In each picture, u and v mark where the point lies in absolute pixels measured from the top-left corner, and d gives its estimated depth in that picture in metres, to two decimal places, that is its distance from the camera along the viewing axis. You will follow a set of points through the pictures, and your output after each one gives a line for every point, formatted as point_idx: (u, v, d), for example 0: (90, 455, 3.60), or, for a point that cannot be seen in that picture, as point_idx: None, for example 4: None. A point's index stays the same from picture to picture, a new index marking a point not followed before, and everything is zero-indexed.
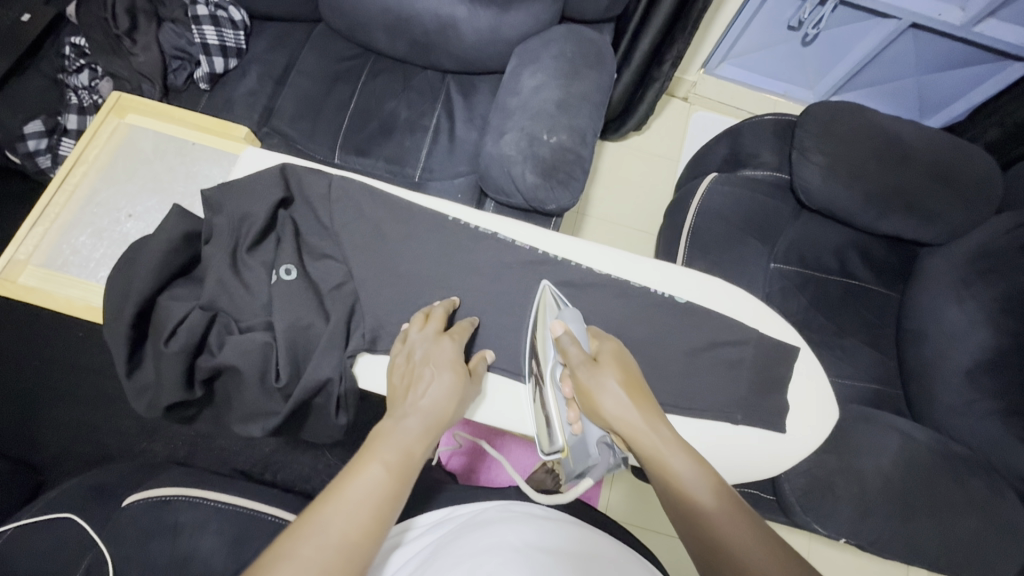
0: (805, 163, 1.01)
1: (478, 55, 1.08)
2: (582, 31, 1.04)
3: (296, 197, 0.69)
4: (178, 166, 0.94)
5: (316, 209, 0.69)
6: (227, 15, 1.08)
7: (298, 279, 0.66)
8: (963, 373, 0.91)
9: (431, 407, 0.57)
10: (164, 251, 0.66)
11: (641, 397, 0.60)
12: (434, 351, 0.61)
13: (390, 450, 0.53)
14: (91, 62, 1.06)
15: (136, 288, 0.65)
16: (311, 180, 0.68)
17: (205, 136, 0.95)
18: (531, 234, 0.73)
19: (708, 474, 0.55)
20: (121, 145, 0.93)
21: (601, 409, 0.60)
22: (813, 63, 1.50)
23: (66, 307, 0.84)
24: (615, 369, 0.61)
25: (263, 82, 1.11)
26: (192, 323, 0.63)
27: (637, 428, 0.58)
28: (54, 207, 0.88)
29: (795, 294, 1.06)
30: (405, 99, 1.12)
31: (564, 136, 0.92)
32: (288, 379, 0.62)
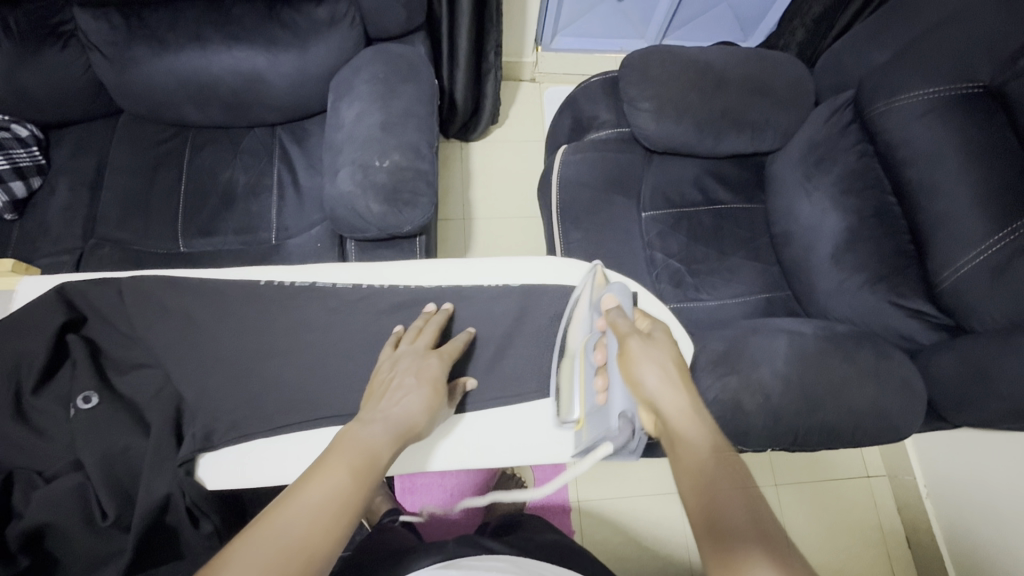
0: (637, 112, 1.04)
1: (296, 99, 1.05)
2: (390, 48, 1.03)
3: (88, 315, 0.67)
4: None
5: (115, 322, 0.66)
6: (11, 135, 0.99)
7: (103, 401, 0.62)
8: (830, 259, 0.96)
9: (404, 418, 0.57)
10: None
11: (682, 373, 0.58)
12: (421, 367, 0.62)
13: (354, 452, 0.52)
14: None
15: None
16: (95, 292, 0.66)
17: None
18: (353, 272, 0.71)
19: (726, 453, 0.51)
20: None
21: (631, 369, 0.58)
22: (634, 15, 1.57)
23: None
24: (666, 350, 0.60)
25: (77, 193, 1.03)
26: None
27: (668, 390, 0.56)
28: None
29: (672, 235, 1.10)
30: (239, 164, 1.07)
31: (396, 157, 0.90)
32: (117, 511, 0.59)
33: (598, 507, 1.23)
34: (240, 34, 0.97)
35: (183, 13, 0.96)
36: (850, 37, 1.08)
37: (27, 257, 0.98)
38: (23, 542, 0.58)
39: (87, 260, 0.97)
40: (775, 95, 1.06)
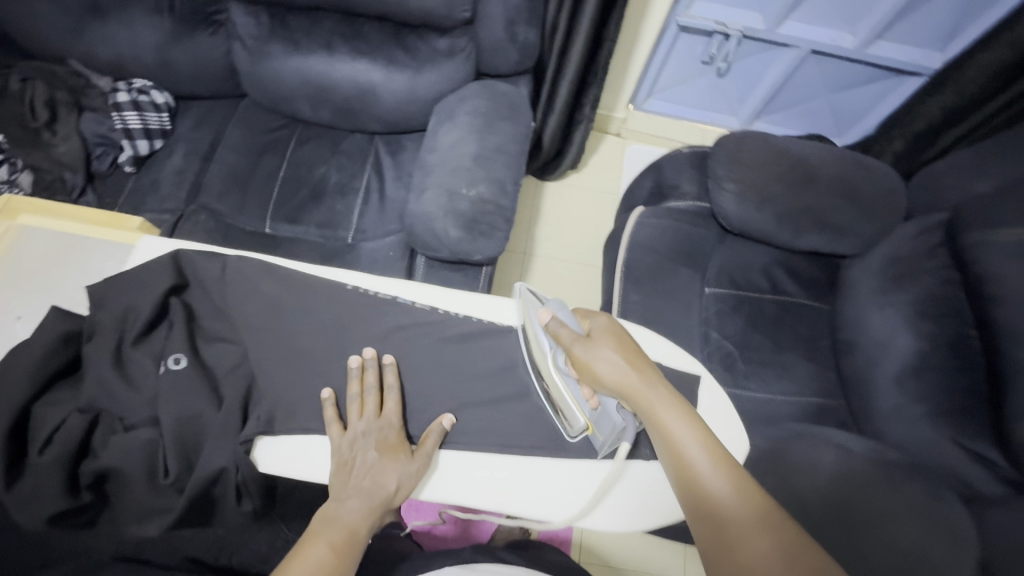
0: (721, 191, 1.05)
1: (400, 116, 1.12)
2: (497, 85, 1.09)
3: (190, 283, 0.71)
4: (66, 263, 0.76)
5: (212, 294, 0.70)
6: (149, 99, 1.10)
7: (188, 366, 0.66)
8: (893, 380, 0.93)
9: (372, 489, 0.63)
10: (42, 354, 0.65)
11: (634, 359, 0.66)
12: (378, 438, 0.66)
13: (334, 530, 0.61)
14: (8, 156, 1.00)
15: (22, 398, 0.63)
16: (205, 264, 0.70)
17: (96, 230, 0.78)
18: (432, 294, 0.76)
19: (701, 434, 0.61)
20: (7, 252, 0.75)
21: (591, 366, 0.66)
22: (731, 92, 1.60)
23: None
24: (611, 343, 0.67)
25: (190, 160, 1.12)
26: (69, 429, 0.62)
27: (637, 386, 0.63)
28: None
29: (730, 316, 1.09)
30: (335, 163, 1.15)
31: (482, 188, 0.94)
32: (177, 473, 0.63)
33: (601, 548, 1.19)
34: (366, 49, 1.05)
35: (321, 22, 1.05)
36: (952, 160, 1.06)
37: (135, 208, 1.07)
38: (92, 480, 0.63)
39: (185, 223, 1.06)
40: (860, 204, 1.04)
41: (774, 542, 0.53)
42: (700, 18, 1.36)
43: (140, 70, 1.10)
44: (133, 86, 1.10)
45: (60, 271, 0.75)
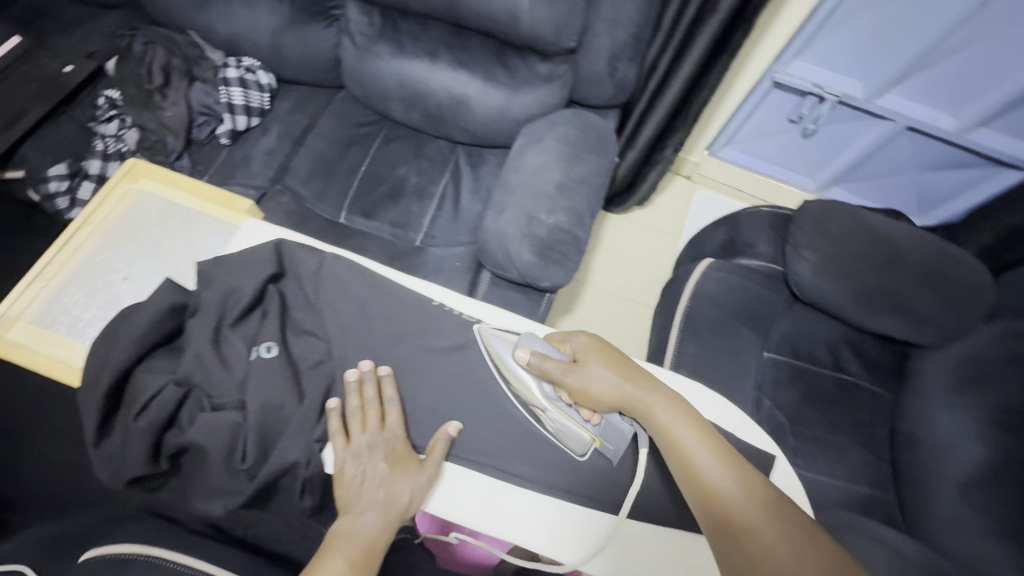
0: (798, 258, 1.02)
1: (487, 131, 1.13)
2: (587, 116, 1.09)
3: (287, 273, 0.73)
4: (177, 232, 0.86)
5: (306, 286, 0.73)
6: (255, 79, 1.15)
7: (279, 356, 0.68)
8: (956, 487, 0.88)
9: (386, 501, 0.64)
10: (151, 321, 0.68)
11: (625, 369, 0.69)
12: (384, 449, 0.66)
13: (351, 545, 0.62)
14: (121, 114, 1.09)
15: (125, 360, 0.66)
16: (303, 258, 0.72)
17: (208, 206, 0.88)
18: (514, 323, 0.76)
19: (713, 445, 0.63)
20: (128, 212, 0.87)
21: (588, 388, 0.67)
22: (812, 154, 1.56)
23: (45, 368, 0.76)
24: (600, 358, 0.69)
25: (282, 141, 1.16)
26: (164, 399, 0.64)
27: (632, 394, 0.67)
28: (53, 266, 0.82)
29: (787, 386, 1.06)
30: (416, 166, 1.17)
31: (561, 217, 0.95)
32: (254, 460, 0.63)
33: None
34: (468, 62, 1.07)
35: (430, 31, 1.08)
36: None
37: (224, 179, 1.12)
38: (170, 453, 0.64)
39: (269, 201, 1.10)
40: (949, 294, 0.99)
41: (796, 544, 0.55)
42: (798, 78, 1.33)
43: (252, 51, 1.15)
44: (242, 64, 1.15)
45: (169, 235, 0.86)
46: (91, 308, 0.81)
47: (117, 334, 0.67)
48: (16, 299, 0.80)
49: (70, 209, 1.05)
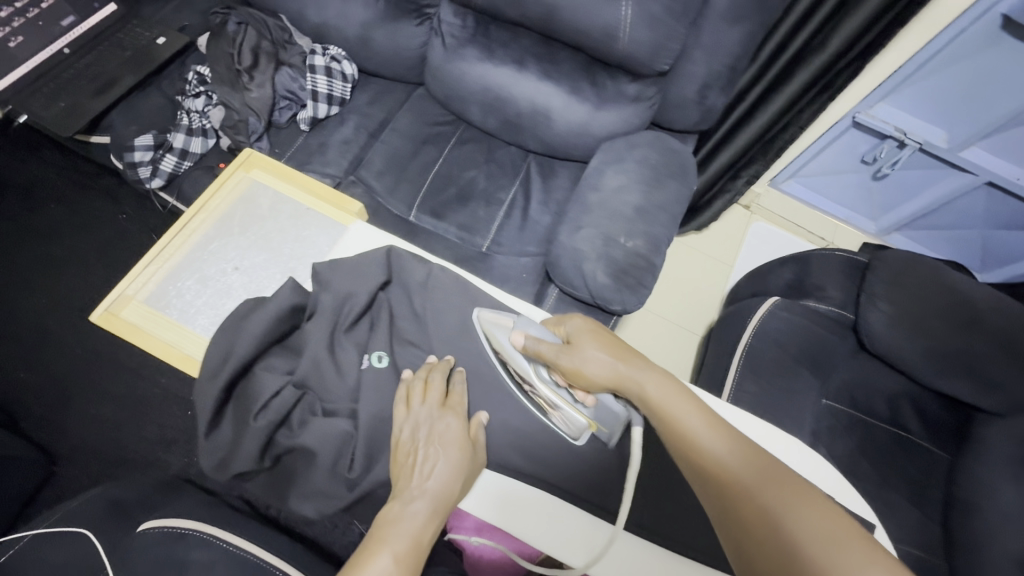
0: (872, 308, 1.01)
1: (564, 144, 1.12)
2: (669, 141, 1.07)
3: (394, 281, 0.74)
4: (289, 228, 0.87)
5: (413, 297, 0.73)
6: (339, 68, 1.15)
7: (388, 367, 0.70)
8: (1015, 563, 0.82)
9: (438, 488, 0.58)
10: (272, 318, 0.69)
11: (619, 348, 0.66)
12: (440, 427, 0.63)
13: (399, 539, 0.55)
14: (208, 90, 1.11)
15: (245, 356, 0.67)
16: (413, 268, 0.73)
17: (320, 204, 0.90)
18: None
19: (706, 416, 0.59)
20: (240, 199, 0.89)
21: (582, 368, 0.64)
22: (879, 197, 1.53)
23: (161, 353, 0.76)
24: (593, 338, 0.66)
25: (359, 133, 1.17)
26: (283, 400, 0.65)
27: (626, 376, 0.63)
28: (169, 249, 0.84)
29: (842, 436, 1.03)
30: (486, 171, 1.17)
31: (640, 242, 0.94)
32: (360, 470, 0.64)
33: None
34: (554, 74, 1.05)
35: (522, 39, 1.07)
36: None
37: (300, 165, 1.13)
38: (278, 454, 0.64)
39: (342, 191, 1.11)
40: None
41: (801, 502, 0.50)
42: (880, 121, 1.31)
43: (339, 40, 1.15)
44: (328, 53, 1.16)
45: (279, 229, 0.87)
46: (202, 296, 0.81)
47: (241, 329, 0.68)
48: (133, 279, 0.81)
49: (151, 179, 1.07)
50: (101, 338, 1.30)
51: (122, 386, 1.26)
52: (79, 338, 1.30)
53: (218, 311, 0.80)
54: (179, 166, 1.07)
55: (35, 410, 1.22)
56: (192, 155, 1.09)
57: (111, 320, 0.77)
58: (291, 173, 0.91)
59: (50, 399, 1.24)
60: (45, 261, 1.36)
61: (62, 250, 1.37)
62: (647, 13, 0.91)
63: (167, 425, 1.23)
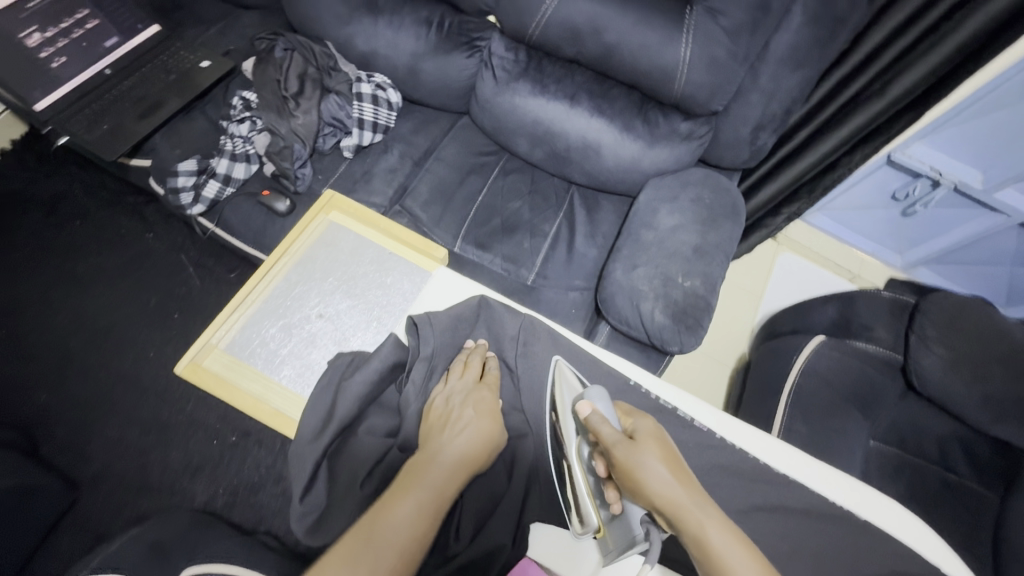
0: (925, 351, 1.01)
1: (612, 178, 1.11)
2: (719, 178, 1.07)
3: (483, 332, 0.73)
4: (372, 272, 0.85)
5: (504, 348, 0.72)
6: (386, 97, 1.15)
7: None
8: None
9: (466, 450, 0.59)
10: (373, 378, 0.67)
11: (681, 471, 0.56)
12: (474, 398, 0.63)
13: (423, 491, 0.55)
14: (253, 116, 1.10)
15: (344, 419, 0.65)
16: (507, 320, 0.72)
17: (402, 248, 0.88)
18: (692, 403, 0.72)
19: (758, 563, 0.51)
20: (321, 242, 0.88)
21: (637, 479, 0.55)
22: (907, 233, 1.53)
23: (252, 408, 0.75)
24: (656, 448, 0.57)
25: (404, 162, 1.16)
26: (389, 463, 0.63)
27: (682, 504, 0.53)
28: (253, 296, 0.83)
29: (892, 480, 1.01)
30: (530, 202, 1.15)
31: (697, 282, 0.93)
32: (467, 540, 0.61)
33: None
34: (607, 111, 1.06)
35: (574, 75, 1.07)
36: None
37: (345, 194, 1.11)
38: None
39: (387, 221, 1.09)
40: None
41: None
42: (916, 160, 1.32)
43: (386, 69, 1.14)
44: (374, 80, 1.15)
45: (361, 273, 0.85)
46: (286, 344, 0.80)
47: (342, 388, 0.66)
48: (218, 327, 0.81)
49: (192, 205, 1.05)
50: (122, 363, 1.25)
51: (144, 413, 1.22)
52: (99, 361, 1.25)
53: (303, 361, 0.78)
54: (221, 192, 1.05)
55: (54, 438, 1.18)
56: (234, 180, 1.07)
57: (195, 370, 0.77)
58: (374, 217, 0.92)
59: (69, 426, 1.19)
60: (67, 280, 1.32)
61: (86, 267, 1.33)
62: (709, 55, 0.91)
63: (192, 454, 1.19)
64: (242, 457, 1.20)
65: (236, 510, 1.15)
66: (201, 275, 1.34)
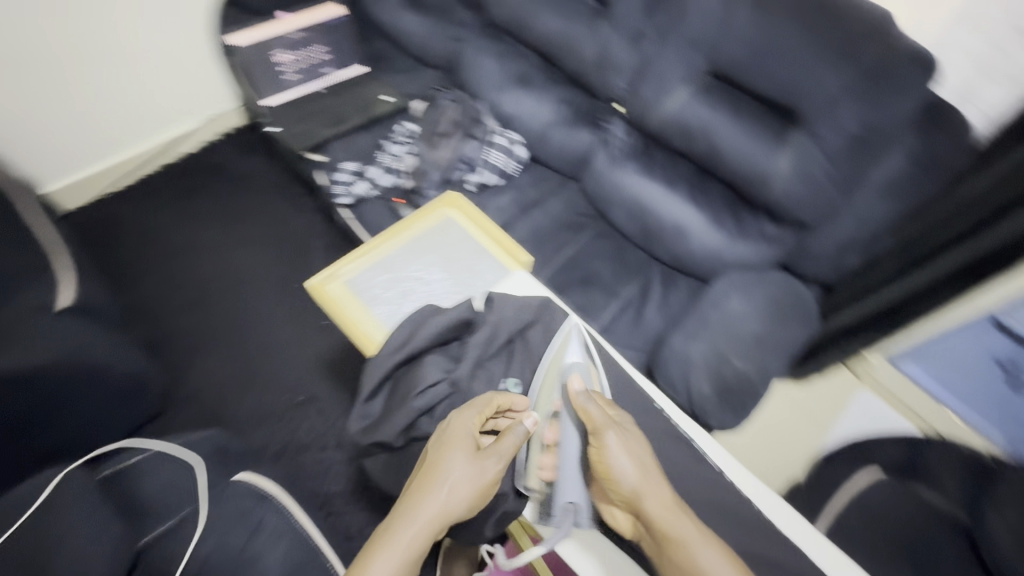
0: (995, 515, 0.96)
1: (692, 261, 1.20)
2: (797, 286, 1.11)
3: (541, 323, 0.83)
4: (470, 258, 1.01)
5: (554, 340, 0.80)
6: (514, 151, 1.37)
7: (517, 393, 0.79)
8: None
9: (445, 504, 0.64)
10: (446, 323, 0.82)
11: (650, 468, 0.66)
12: (462, 441, 0.68)
13: (403, 542, 0.61)
14: (409, 143, 1.37)
15: (414, 351, 0.80)
16: (564, 318, 0.82)
17: (498, 248, 1.02)
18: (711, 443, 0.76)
19: (711, 559, 0.60)
20: (436, 226, 1.05)
21: (607, 467, 0.66)
22: (1010, 407, 1.42)
23: (351, 326, 0.92)
24: (631, 442, 0.68)
25: (513, 205, 1.34)
26: (436, 393, 0.77)
27: (649, 497, 0.63)
28: (376, 248, 1.01)
29: None
30: (612, 265, 1.27)
31: (751, 368, 0.96)
32: None
33: None
34: (701, 201, 1.17)
35: (679, 166, 1.21)
36: None
37: None
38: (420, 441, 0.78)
39: None
40: None
41: None
42: None
43: (521, 130, 1.37)
44: (509, 136, 1.38)
45: (461, 256, 1.01)
46: (388, 290, 0.96)
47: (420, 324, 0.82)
48: (343, 263, 0.99)
49: (342, 195, 1.30)
50: (241, 311, 1.50)
51: (241, 355, 1.43)
52: (225, 304, 1.51)
53: (398, 305, 0.94)
54: (366, 192, 1.30)
55: (173, 354, 1.42)
56: (379, 186, 1.31)
57: (319, 288, 0.95)
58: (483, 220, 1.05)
59: (186, 347, 1.43)
60: (224, 236, 1.62)
61: (243, 230, 1.64)
62: (805, 172, 1.01)
63: (265, 401, 1.36)
64: (302, 417, 1.35)
65: (283, 460, 1.29)
66: (323, 259, 1.59)
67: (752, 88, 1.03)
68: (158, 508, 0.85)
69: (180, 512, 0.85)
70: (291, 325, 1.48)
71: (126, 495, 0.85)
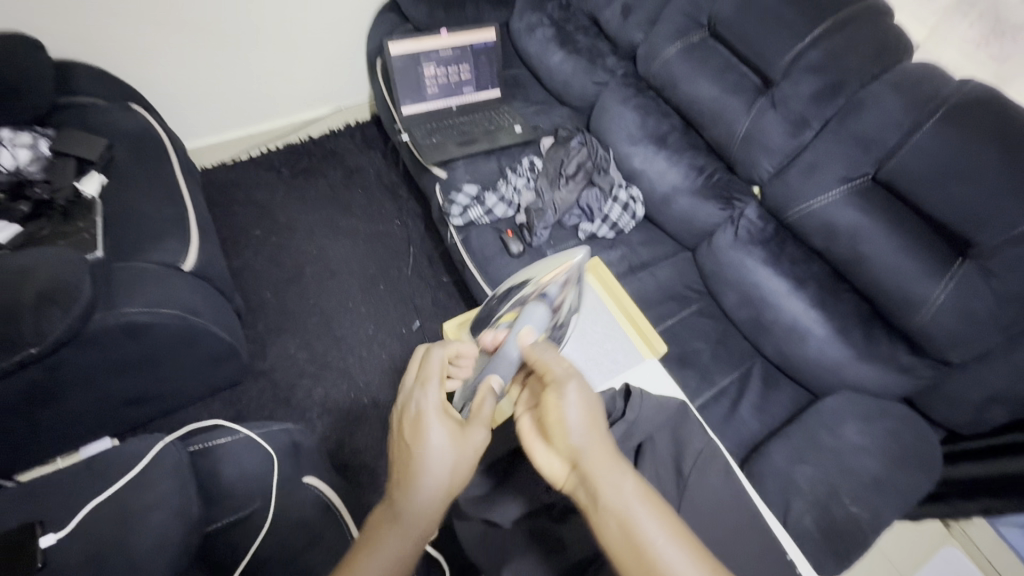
0: None
1: (804, 368, 1.11)
2: (923, 427, 1.00)
3: (671, 432, 0.74)
4: (604, 335, 1.01)
5: (683, 455, 0.71)
6: (633, 209, 1.33)
7: None
8: None
9: (428, 472, 0.60)
10: None
11: (595, 414, 0.62)
12: (425, 402, 0.64)
13: (404, 521, 0.58)
14: (530, 177, 1.36)
15: None
16: (699, 435, 0.73)
17: (632, 329, 1.03)
18: None
19: (649, 499, 0.53)
20: None
21: (557, 415, 0.62)
22: None
23: None
24: (573, 384, 0.65)
25: (622, 262, 1.30)
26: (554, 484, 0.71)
27: (588, 439, 0.59)
28: None
29: None
30: (713, 348, 1.20)
31: (862, 511, 0.87)
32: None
33: None
34: (829, 307, 1.08)
35: (812, 264, 1.13)
36: None
37: None
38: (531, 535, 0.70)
39: None
40: None
41: None
42: None
43: (645, 188, 1.33)
44: (631, 193, 1.35)
45: (596, 332, 1.01)
46: None
47: None
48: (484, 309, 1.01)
49: (456, 215, 1.29)
50: (329, 299, 1.53)
51: (320, 343, 1.46)
52: (316, 289, 1.55)
53: None
54: (479, 217, 1.29)
55: (259, 326, 1.47)
56: (493, 214, 1.30)
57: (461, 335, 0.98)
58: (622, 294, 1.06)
59: (272, 322, 1.48)
60: (329, 223, 1.68)
61: (347, 220, 1.69)
62: (964, 307, 0.91)
63: (332, 394, 1.38)
64: (364, 420, 1.35)
65: (337, 458, 1.30)
66: (414, 267, 1.61)
67: (921, 206, 0.95)
68: (229, 492, 0.85)
69: (249, 505, 0.84)
70: (372, 325, 1.50)
71: (205, 471, 0.86)
